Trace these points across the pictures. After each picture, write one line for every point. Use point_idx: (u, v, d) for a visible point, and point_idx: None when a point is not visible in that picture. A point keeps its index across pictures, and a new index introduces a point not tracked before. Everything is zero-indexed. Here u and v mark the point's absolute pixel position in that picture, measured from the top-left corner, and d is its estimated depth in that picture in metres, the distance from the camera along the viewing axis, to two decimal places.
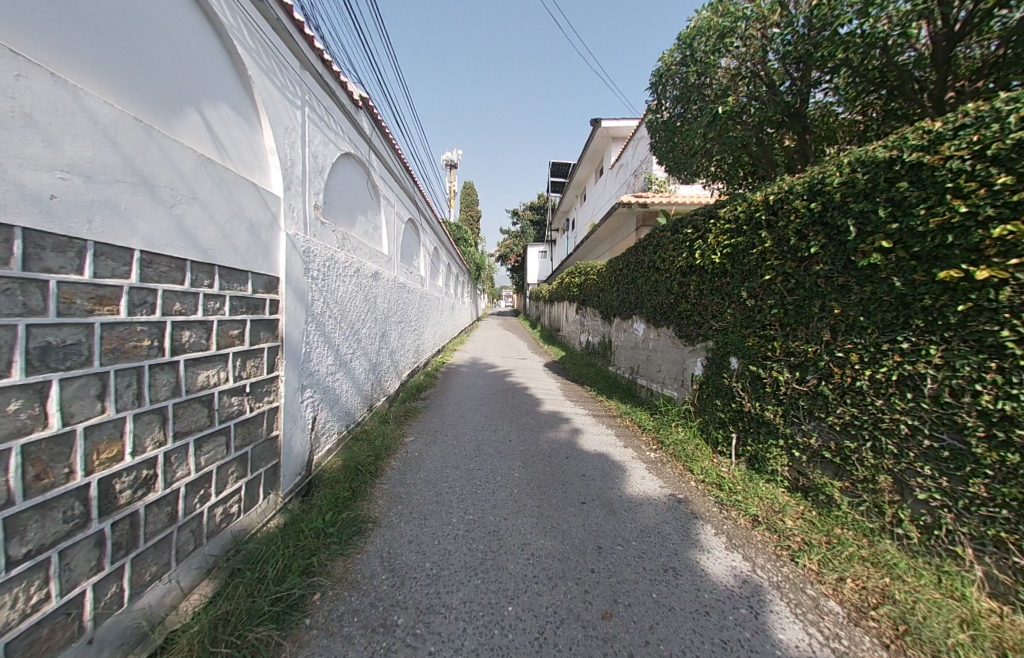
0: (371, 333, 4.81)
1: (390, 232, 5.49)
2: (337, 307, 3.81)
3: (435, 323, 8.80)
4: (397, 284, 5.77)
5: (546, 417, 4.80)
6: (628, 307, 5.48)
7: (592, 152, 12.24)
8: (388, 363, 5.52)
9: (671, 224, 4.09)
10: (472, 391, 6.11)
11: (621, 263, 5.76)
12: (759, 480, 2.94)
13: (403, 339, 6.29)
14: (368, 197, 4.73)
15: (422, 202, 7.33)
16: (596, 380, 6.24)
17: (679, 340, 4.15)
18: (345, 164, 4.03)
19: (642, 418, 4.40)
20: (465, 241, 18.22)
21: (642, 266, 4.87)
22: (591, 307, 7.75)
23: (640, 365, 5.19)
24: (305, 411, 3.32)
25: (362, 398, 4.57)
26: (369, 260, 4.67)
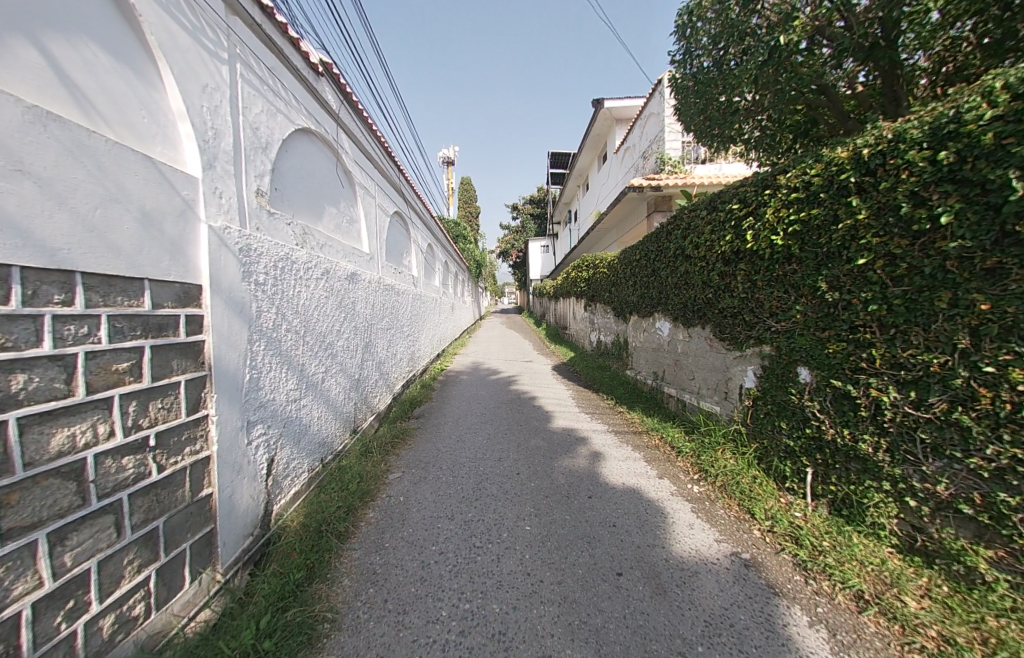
0: (350, 346, 4.07)
1: (370, 227, 4.72)
2: (298, 318, 3.07)
3: (431, 327, 8.06)
4: (382, 286, 5.02)
5: (557, 436, 4.06)
6: (649, 304, 4.70)
7: (595, 136, 11.38)
8: (374, 378, 4.78)
9: (706, 200, 3.29)
10: (473, 404, 5.37)
11: (636, 252, 4.96)
12: (854, 536, 2.21)
13: (393, 347, 5.54)
14: (339, 184, 3.97)
15: (410, 193, 6.55)
16: (613, 387, 5.47)
17: (719, 343, 3.38)
18: (301, 142, 3.28)
19: (675, 438, 3.65)
20: (463, 238, 17.42)
21: (665, 254, 4.08)
22: (602, 302, 6.97)
23: (666, 371, 4.43)
24: (256, 453, 2.60)
25: (340, 423, 3.84)
26: (343, 259, 3.92)
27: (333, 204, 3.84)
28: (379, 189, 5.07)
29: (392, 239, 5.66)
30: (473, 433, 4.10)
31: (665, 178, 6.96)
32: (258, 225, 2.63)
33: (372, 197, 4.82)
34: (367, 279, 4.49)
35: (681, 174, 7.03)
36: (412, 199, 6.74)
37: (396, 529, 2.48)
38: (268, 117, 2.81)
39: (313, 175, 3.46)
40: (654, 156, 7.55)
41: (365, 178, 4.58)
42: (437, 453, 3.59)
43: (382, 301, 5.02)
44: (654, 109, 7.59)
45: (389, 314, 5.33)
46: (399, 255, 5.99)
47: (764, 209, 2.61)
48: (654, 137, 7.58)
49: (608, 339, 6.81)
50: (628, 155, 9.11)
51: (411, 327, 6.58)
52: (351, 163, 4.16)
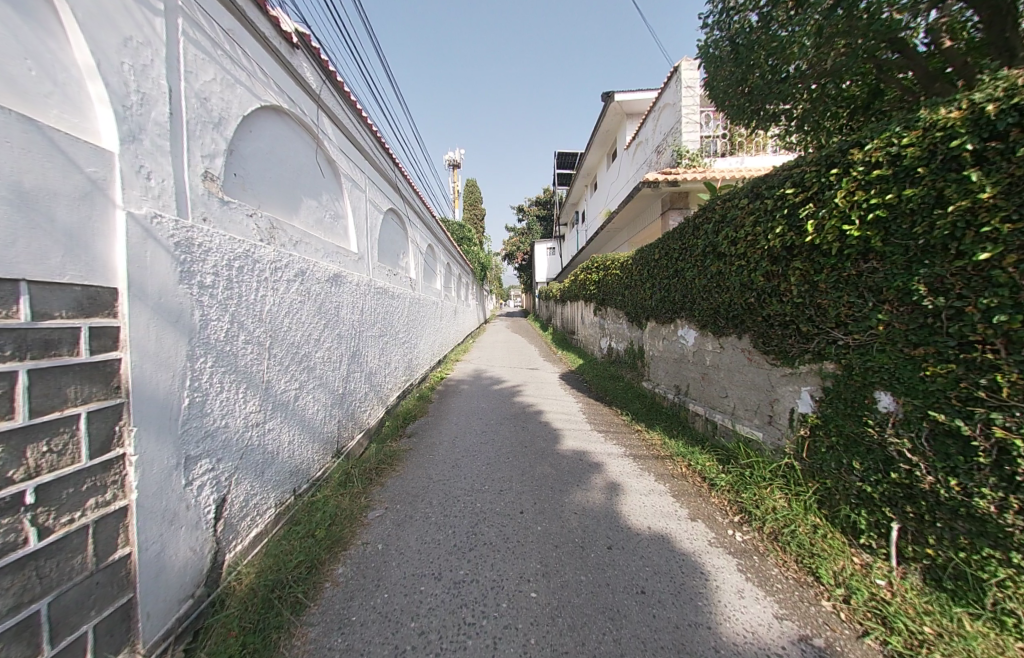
0: (334, 357, 3.58)
1: (359, 223, 4.25)
2: (263, 327, 2.59)
3: (431, 332, 7.59)
4: (373, 290, 4.53)
5: (567, 460, 3.52)
6: (670, 308, 4.15)
7: (604, 132, 10.84)
8: (363, 391, 4.29)
9: (746, 185, 2.76)
10: (473, 418, 4.85)
11: (654, 250, 4.41)
12: (968, 622, 1.67)
13: (387, 355, 5.05)
14: (321, 173, 3.50)
15: (407, 189, 6.08)
16: (628, 400, 4.92)
17: (762, 356, 2.83)
18: (269, 123, 2.82)
19: (708, 467, 3.10)
20: (467, 239, 16.94)
21: (691, 252, 3.54)
22: (614, 306, 6.42)
23: (691, 385, 3.88)
24: (200, 495, 2.12)
25: (320, 447, 3.35)
26: (324, 257, 3.44)
27: (313, 196, 3.37)
28: (370, 183, 4.59)
29: (386, 237, 5.17)
30: (472, 455, 3.58)
31: (682, 172, 6.41)
32: (206, 216, 2.17)
33: (362, 191, 4.34)
34: (355, 282, 4.00)
35: (700, 168, 6.48)
36: (409, 196, 6.26)
37: (368, 594, 1.98)
38: (223, 87, 2.35)
39: (285, 162, 3.00)
40: (670, 149, 7.00)
41: (354, 169, 4.10)
42: (428, 482, 3.08)
43: (373, 305, 4.53)
44: (670, 99, 7.06)
45: (382, 319, 4.84)
46: (394, 256, 5.50)
47: (830, 192, 2.08)
48: (669, 128, 7.03)
49: (621, 346, 6.26)
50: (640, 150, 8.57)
51: (409, 333, 6.08)
52: (336, 151, 3.69)
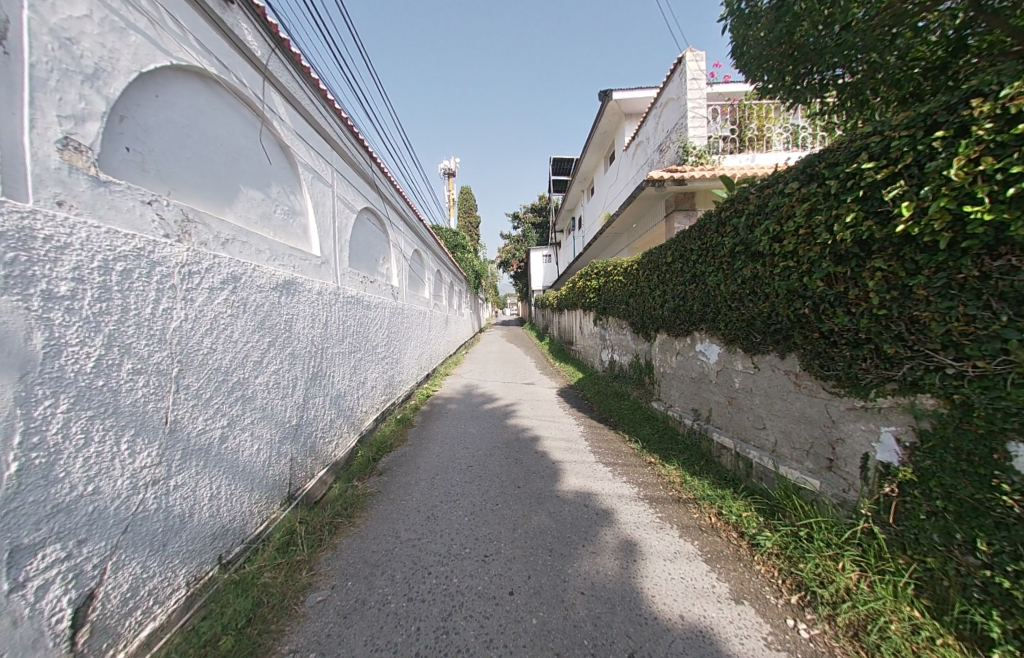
0: (286, 380, 2.94)
1: (324, 223, 3.64)
2: (168, 351, 1.95)
3: (417, 343, 6.94)
4: (342, 300, 3.91)
5: (569, 503, 2.88)
6: (686, 320, 3.55)
7: (602, 133, 10.30)
8: (327, 417, 3.64)
9: (793, 165, 2.18)
10: (459, 442, 4.20)
11: (666, 251, 3.81)
12: None
13: (360, 373, 4.40)
14: (269, 159, 2.89)
15: (386, 187, 5.47)
16: (636, 423, 4.30)
17: (816, 382, 2.23)
18: (190, 91, 2.22)
19: (747, 519, 2.48)
20: (460, 246, 16.38)
21: (714, 252, 2.95)
22: (617, 316, 5.82)
23: (714, 410, 3.27)
24: (45, 598, 1.47)
25: (263, 494, 2.69)
26: (273, 261, 2.83)
27: (258, 187, 2.76)
28: (341, 177, 3.99)
29: (362, 241, 4.55)
30: (453, 500, 2.93)
31: (689, 170, 5.81)
32: (64, 200, 1.55)
33: (329, 186, 3.74)
34: (316, 290, 3.38)
35: (709, 165, 5.87)
36: (390, 195, 5.66)
37: None
38: (106, 30, 1.74)
39: (215, 142, 2.39)
40: (675, 146, 6.39)
41: (317, 159, 3.50)
42: (394, 544, 2.42)
43: (343, 317, 3.91)
44: (672, 93, 6.54)
45: (354, 332, 4.21)
46: (371, 261, 4.88)
47: (938, 162, 1.50)
48: (673, 124, 6.45)
49: (625, 360, 5.65)
50: (641, 150, 8.02)
51: (389, 345, 5.44)
52: (291, 135, 3.09)
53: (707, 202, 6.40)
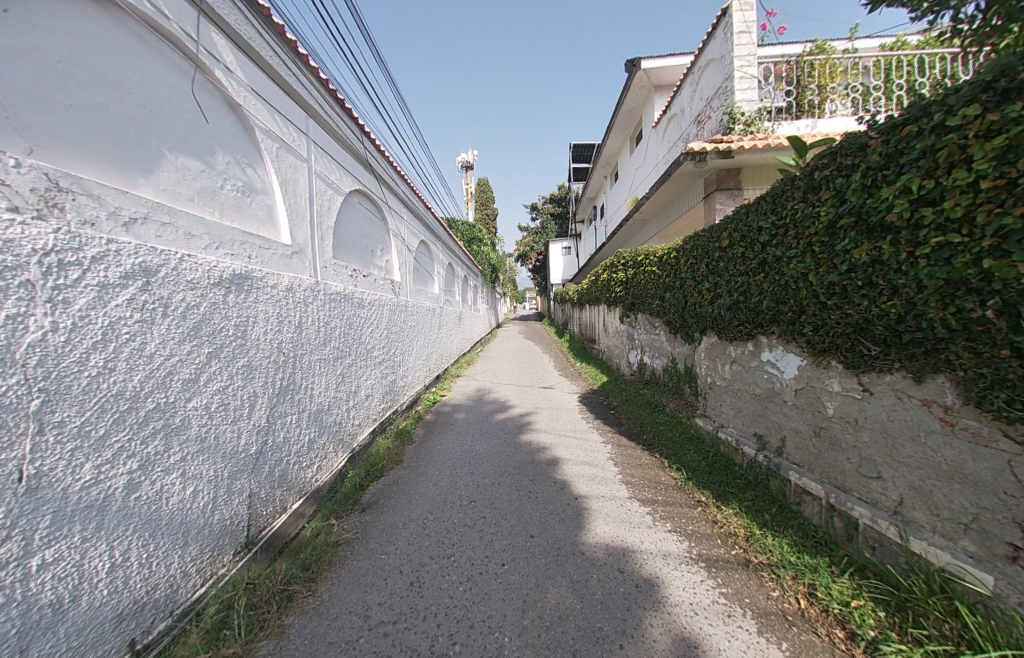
0: (241, 400, 2.34)
1: (299, 204, 3.00)
2: (20, 378, 1.39)
3: (425, 343, 6.32)
4: (325, 297, 3.29)
5: (597, 565, 2.17)
6: (748, 321, 2.75)
7: (628, 110, 9.31)
8: (306, 437, 3.06)
9: (969, 79, 1.37)
10: (462, 461, 3.54)
11: (720, 233, 3.00)
12: None
13: (352, 381, 3.80)
14: (211, 119, 2.27)
15: (385, 167, 4.81)
16: (676, 445, 3.53)
17: (990, 424, 1.46)
18: (71, 15, 1.64)
19: (859, 614, 1.71)
20: (476, 239, 15.71)
21: (801, 230, 2.15)
22: (649, 313, 5.02)
23: (790, 441, 2.48)
24: None
25: (206, 547, 2.12)
26: (216, 249, 2.20)
27: (194, 153, 2.15)
28: (322, 151, 3.35)
29: (353, 228, 3.91)
30: (449, 554, 2.28)
31: (737, 139, 4.87)
32: None
33: (306, 162, 3.11)
34: (286, 286, 2.75)
35: (760, 134, 4.89)
36: (390, 178, 5.01)
37: None
38: None
39: (120, 89, 1.81)
40: (717, 114, 5.44)
41: (285, 125, 2.86)
42: (360, 631, 1.79)
43: (326, 317, 3.29)
44: (715, 51, 5.58)
45: (343, 334, 3.59)
46: (365, 252, 4.23)
47: None
48: (716, 89, 5.51)
49: (658, 364, 4.86)
50: (674, 124, 7.05)
51: (391, 347, 4.82)
52: (244, 92, 2.46)
53: (754, 180, 5.50)
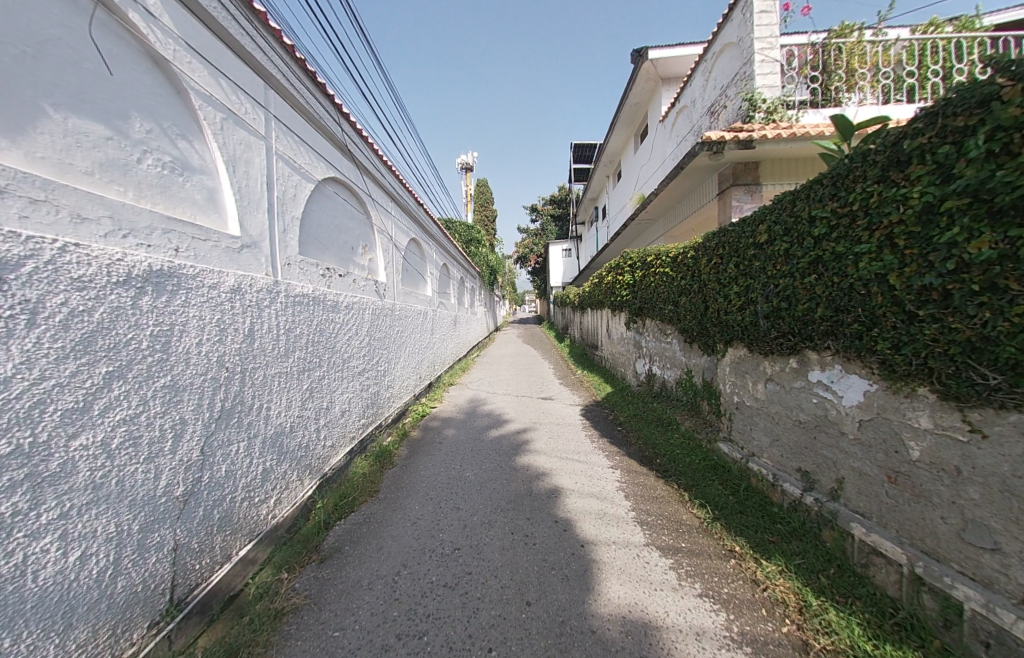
0: (160, 432, 1.84)
1: (254, 189, 2.51)
2: None
3: (415, 349, 5.82)
4: (289, 299, 2.79)
5: (612, 651, 1.67)
6: (794, 333, 2.26)
7: (633, 105, 8.82)
8: (261, 466, 2.55)
9: None
10: (446, 490, 3.03)
11: (755, 227, 2.51)
12: None
13: (323, 396, 3.29)
14: (122, 72, 1.79)
15: (369, 156, 4.31)
16: (698, 474, 3.04)
17: None
18: None
19: None
20: (474, 240, 15.23)
21: (878, 217, 1.68)
22: (659, 318, 4.52)
23: (850, 484, 1.99)
24: None
25: (102, 627, 1.62)
26: (124, 237, 1.72)
27: (94, 113, 1.67)
28: (285, 130, 2.86)
29: (326, 221, 3.41)
30: (427, 628, 1.79)
31: (759, 128, 4.38)
32: None
33: (264, 140, 2.62)
34: (232, 287, 2.26)
35: (784, 123, 4.40)
36: (376, 169, 4.51)
37: None
38: None
39: None
40: (734, 101, 4.96)
41: (235, 92, 2.37)
42: None
43: (289, 323, 2.79)
44: (732, 34, 5.09)
45: (312, 343, 3.09)
46: (342, 249, 3.73)
47: None
48: (733, 75, 5.03)
49: (671, 376, 4.36)
50: (684, 117, 6.56)
51: (374, 356, 4.32)
52: (174, 44, 1.99)
53: (780, 174, 5.04)
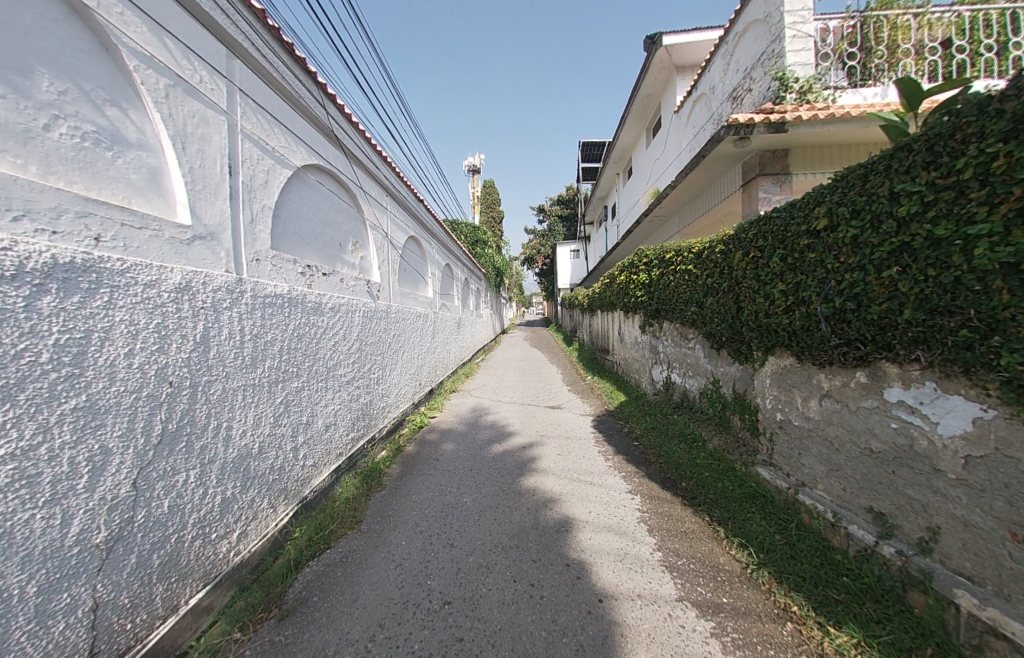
0: (67, 466, 1.48)
1: (212, 171, 2.14)
2: None
3: (414, 354, 5.43)
4: (257, 300, 2.41)
5: None
6: (865, 341, 1.81)
7: (645, 97, 8.35)
8: (220, 496, 2.17)
9: None
10: (438, 519, 2.62)
11: (809, 211, 2.06)
12: None
13: (303, 409, 2.90)
14: (24, 15, 1.44)
15: (362, 145, 3.94)
16: (733, 504, 2.59)
17: None
18: None
19: None
20: (479, 241, 14.86)
21: (1007, 186, 1.25)
22: (680, 321, 4.07)
23: (949, 536, 1.55)
24: None
25: None
26: (14, 219, 1.36)
27: None
28: (255, 107, 2.50)
29: (305, 213, 3.02)
30: None
31: (792, 108, 3.91)
32: None
33: (226, 115, 2.26)
34: (179, 285, 1.89)
35: (821, 103, 3.93)
36: (369, 160, 4.14)
37: None
38: None
39: None
40: (761, 82, 4.50)
41: (187, 57, 2.02)
42: None
43: (258, 327, 2.41)
44: (757, 10, 4.64)
45: (287, 349, 2.71)
46: (326, 246, 3.33)
47: None
48: (759, 54, 4.57)
49: (694, 385, 3.90)
50: (701, 106, 6.09)
51: (366, 363, 3.92)
52: None
53: (819, 161, 4.53)
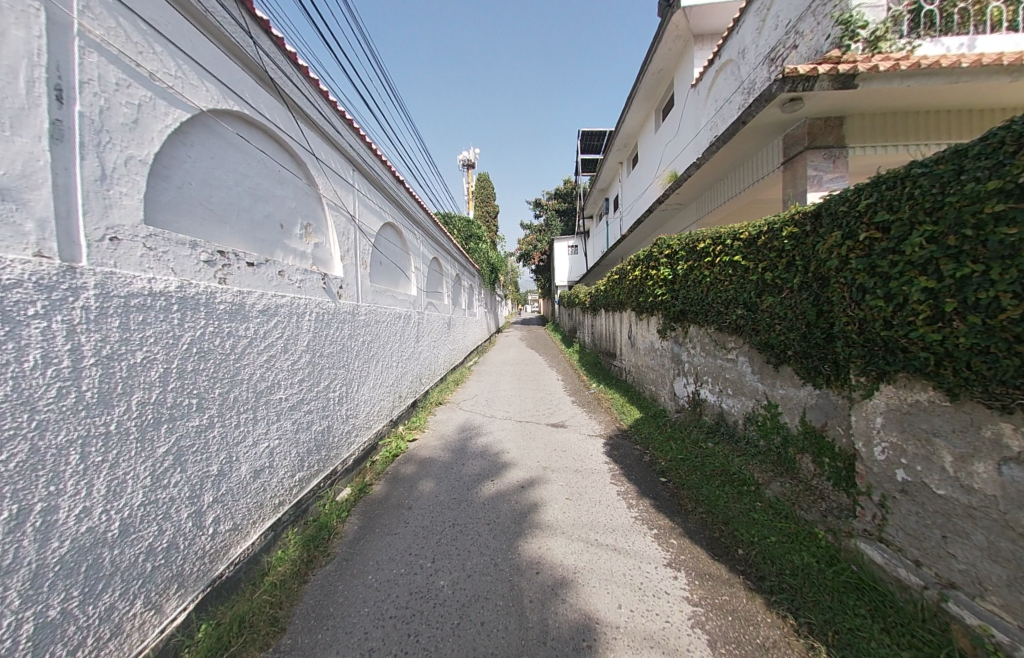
0: None
1: (6, 87, 1.30)
2: None
3: (392, 364, 4.55)
4: (110, 303, 1.55)
5: None
6: None
7: (655, 72, 7.47)
8: (32, 624, 1.35)
9: None
10: (398, 623, 1.78)
11: (1013, 158, 1.26)
12: None
13: (213, 457, 2.05)
14: None
15: (316, 101, 3.05)
16: (828, 597, 1.78)
17: None
18: None
19: None
20: (473, 235, 13.91)
21: None
22: (717, 327, 3.25)
23: None
24: None
25: None
26: None
27: None
28: (118, 8, 1.64)
29: (211, 173, 2.14)
30: None
31: (862, 58, 3.09)
32: None
33: (45, 4, 1.41)
34: None
35: (896, 53, 3.11)
36: (328, 122, 3.24)
37: None
38: None
39: None
40: (814, 34, 3.67)
41: None
42: None
43: (116, 346, 1.56)
44: None
45: (179, 374, 1.84)
46: (254, 224, 2.44)
47: None
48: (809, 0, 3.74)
49: (737, 408, 3.09)
50: (726, 76, 5.24)
51: (323, 379, 3.06)
52: None
53: (885, 134, 3.69)
